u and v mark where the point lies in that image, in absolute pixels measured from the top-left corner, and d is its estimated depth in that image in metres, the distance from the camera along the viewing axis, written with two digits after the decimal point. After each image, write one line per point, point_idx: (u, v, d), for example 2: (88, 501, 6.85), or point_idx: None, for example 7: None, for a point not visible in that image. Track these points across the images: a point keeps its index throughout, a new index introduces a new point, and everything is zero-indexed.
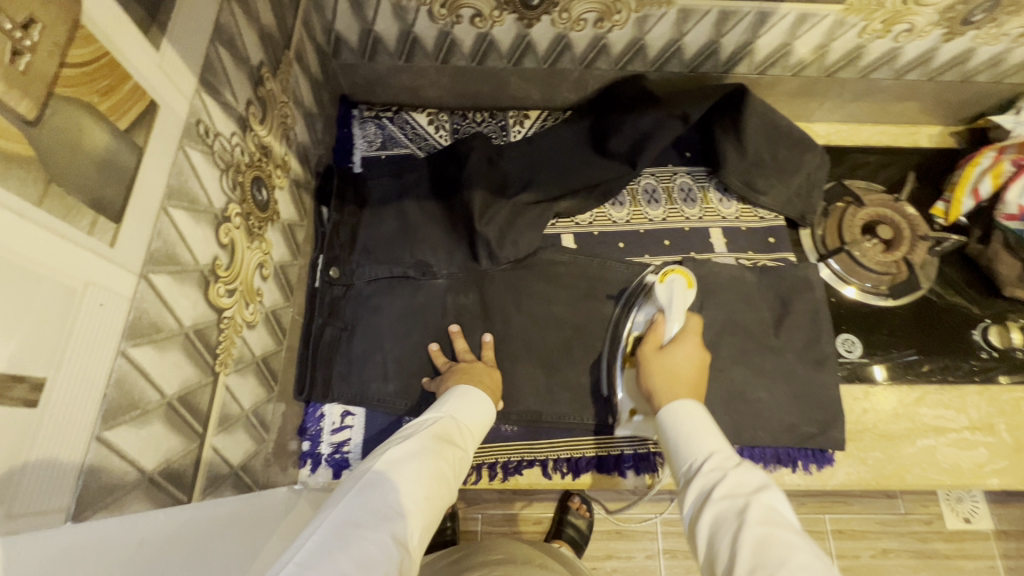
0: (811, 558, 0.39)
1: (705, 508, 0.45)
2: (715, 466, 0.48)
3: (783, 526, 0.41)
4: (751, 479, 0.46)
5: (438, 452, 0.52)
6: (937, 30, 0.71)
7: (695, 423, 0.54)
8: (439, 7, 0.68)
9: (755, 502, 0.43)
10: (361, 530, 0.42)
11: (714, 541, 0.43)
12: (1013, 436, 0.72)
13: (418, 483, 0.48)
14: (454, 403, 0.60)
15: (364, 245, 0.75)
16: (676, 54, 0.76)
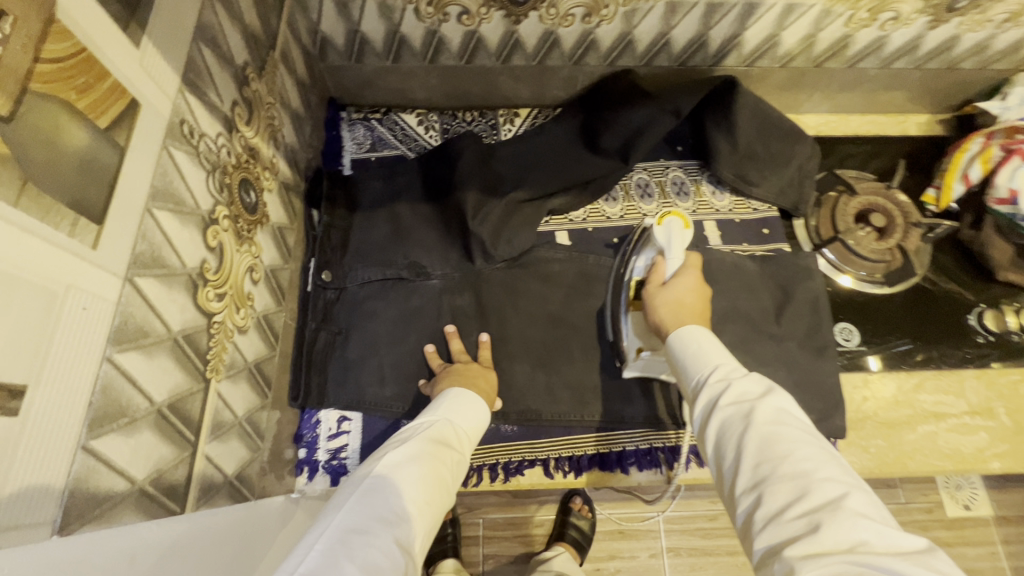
0: (816, 453, 0.40)
1: (713, 417, 0.46)
2: (721, 378, 0.49)
3: (790, 427, 0.42)
4: (756, 386, 0.47)
5: (436, 456, 0.52)
6: (922, 18, 0.71)
7: (703, 346, 0.55)
8: (426, 5, 0.67)
9: (761, 405, 0.44)
10: (366, 537, 0.40)
11: (722, 443, 0.44)
12: (1012, 419, 0.72)
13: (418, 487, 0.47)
14: (449, 406, 0.59)
15: (356, 248, 0.74)
16: (665, 48, 0.76)
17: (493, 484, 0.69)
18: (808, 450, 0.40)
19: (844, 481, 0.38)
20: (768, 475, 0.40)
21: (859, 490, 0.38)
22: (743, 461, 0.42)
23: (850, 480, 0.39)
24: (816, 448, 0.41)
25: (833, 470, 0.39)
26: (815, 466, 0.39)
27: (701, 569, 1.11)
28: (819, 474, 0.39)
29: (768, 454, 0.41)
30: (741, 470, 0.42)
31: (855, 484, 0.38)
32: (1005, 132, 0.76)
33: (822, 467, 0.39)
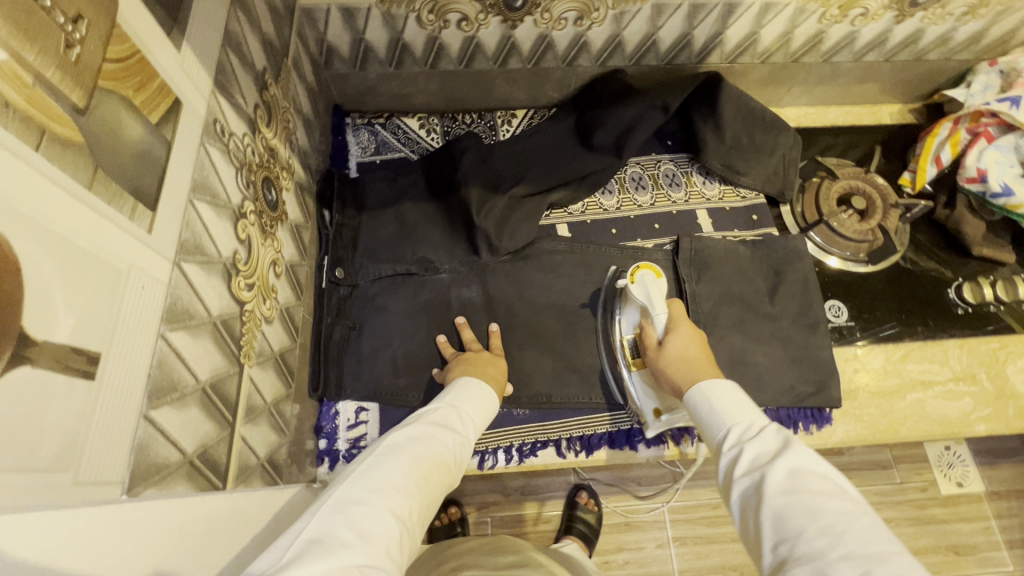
0: (836, 524, 0.39)
1: (731, 489, 0.46)
2: (735, 444, 0.49)
3: (805, 493, 0.42)
4: (772, 446, 0.47)
5: (436, 439, 0.55)
6: (889, 13, 0.77)
7: (719, 403, 0.54)
8: (428, 13, 0.71)
9: (774, 471, 0.44)
10: (364, 506, 0.44)
11: (745, 521, 0.44)
12: (994, 383, 0.77)
13: (416, 462, 0.51)
14: (457, 394, 0.63)
15: (367, 246, 0.77)
16: (652, 48, 0.80)
17: (508, 466, 0.71)
18: (828, 522, 0.39)
19: (867, 554, 0.37)
20: (790, 556, 0.39)
21: (885, 565, 0.36)
22: (765, 538, 0.41)
23: (873, 552, 0.37)
24: (837, 511, 0.40)
25: (852, 540, 0.38)
26: (832, 541, 0.38)
27: (708, 556, 1.13)
28: (835, 551, 0.37)
29: (784, 531, 0.40)
30: (764, 549, 0.41)
31: (882, 557, 0.37)
32: (970, 117, 0.82)
33: (840, 541, 0.38)
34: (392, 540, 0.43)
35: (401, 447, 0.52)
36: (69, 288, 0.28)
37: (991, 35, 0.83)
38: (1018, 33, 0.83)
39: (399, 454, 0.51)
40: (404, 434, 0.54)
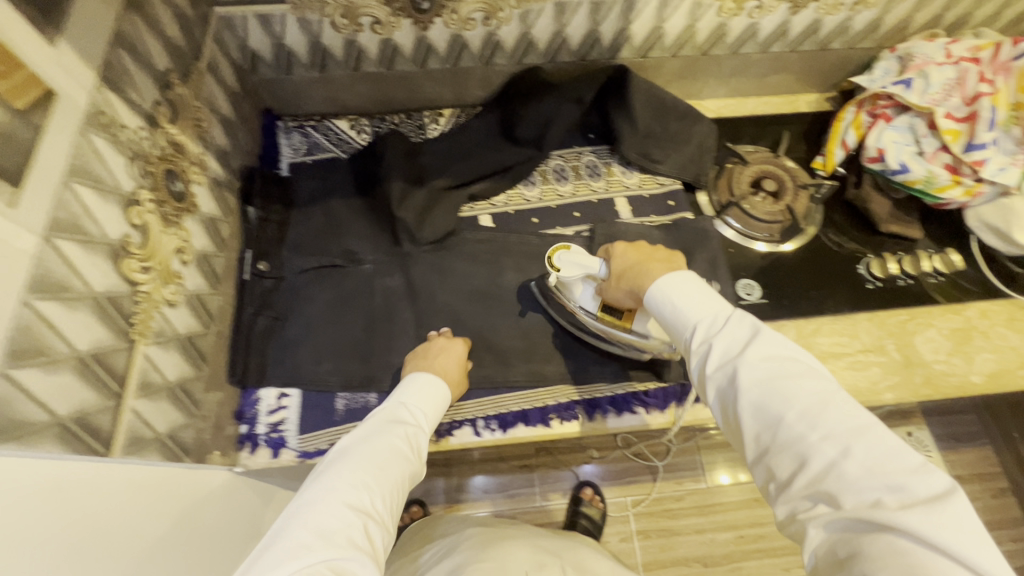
0: (811, 404, 0.43)
1: (709, 387, 0.49)
2: (703, 338, 0.50)
3: (779, 379, 0.44)
4: (743, 337, 0.48)
5: (394, 428, 0.59)
6: (782, 4, 0.81)
7: (688, 296, 0.53)
8: (340, 17, 0.75)
9: (746, 366, 0.46)
10: (332, 509, 0.48)
11: (725, 411, 0.48)
12: (902, 353, 0.80)
13: (375, 452, 0.55)
14: (404, 391, 0.65)
15: (294, 240, 0.80)
16: (563, 45, 0.84)
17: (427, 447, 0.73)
18: (804, 407, 0.43)
19: (840, 435, 0.41)
20: (771, 445, 0.44)
21: (859, 435, 0.40)
22: (748, 434, 0.45)
23: (846, 429, 0.41)
24: (811, 394, 0.43)
25: (828, 424, 0.41)
26: (810, 424, 0.42)
27: None
28: (813, 434, 0.41)
29: (766, 419, 0.44)
30: (747, 440, 0.45)
31: (854, 433, 0.41)
32: (871, 100, 0.86)
33: (818, 423, 0.42)
34: (358, 529, 0.48)
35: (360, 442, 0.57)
36: None
37: (887, 24, 0.88)
38: (912, 21, 0.88)
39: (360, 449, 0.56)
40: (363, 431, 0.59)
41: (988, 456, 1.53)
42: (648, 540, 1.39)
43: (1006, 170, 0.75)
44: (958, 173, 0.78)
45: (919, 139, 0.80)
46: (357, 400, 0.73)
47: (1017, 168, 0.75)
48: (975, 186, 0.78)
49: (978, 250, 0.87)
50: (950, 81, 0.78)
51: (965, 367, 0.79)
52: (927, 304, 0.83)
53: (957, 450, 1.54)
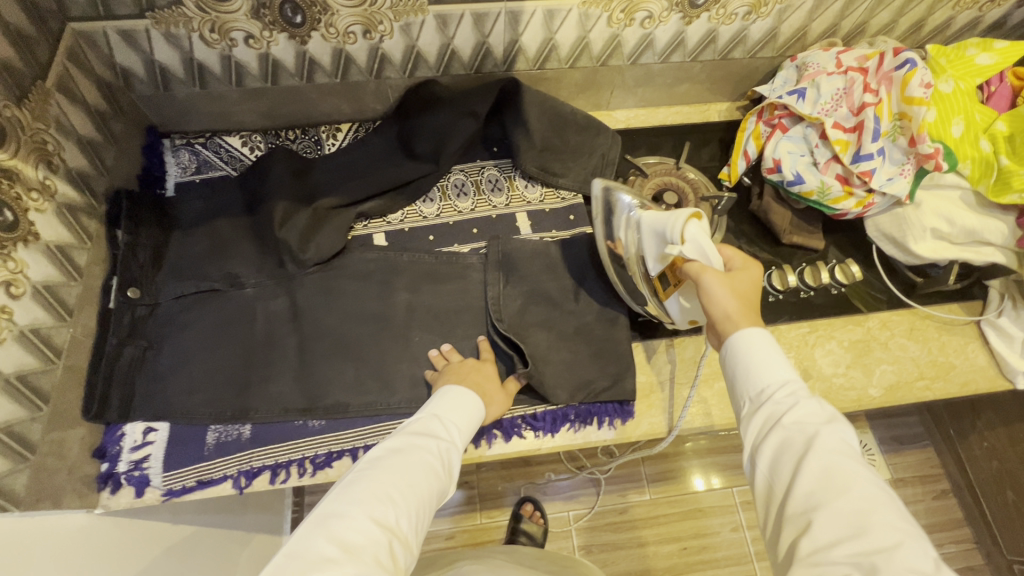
0: (877, 494, 0.45)
1: (773, 431, 0.51)
2: (789, 394, 0.52)
3: (849, 459, 0.47)
4: (823, 411, 0.51)
5: (427, 449, 0.58)
6: (674, 15, 0.80)
7: (768, 352, 0.55)
8: (209, 31, 0.72)
9: (824, 432, 0.49)
10: (349, 521, 0.48)
11: (780, 460, 0.49)
12: (801, 367, 0.79)
13: (403, 472, 0.54)
14: (439, 403, 0.65)
15: (171, 264, 0.77)
16: (454, 57, 0.82)
17: (304, 481, 0.70)
18: (870, 492, 0.45)
19: (900, 528, 0.43)
20: (823, 505, 0.45)
21: (919, 540, 0.42)
22: (798, 485, 0.47)
23: (909, 528, 0.43)
24: (875, 489, 0.45)
25: (887, 512, 0.44)
26: (874, 508, 0.44)
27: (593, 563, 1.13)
28: (876, 517, 0.43)
29: (829, 484, 0.46)
30: (794, 491, 0.47)
31: (910, 532, 0.43)
32: (769, 110, 0.85)
33: (880, 511, 0.44)
34: (381, 550, 0.47)
35: (389, 456, 0.56)
36: None
37: (785, 32, 0.87)
38: (810, 30, 0.87)
39: (387, 464, 0.54)
40: (394, 445, 0.58)
41: (931, 457, 1.54)
42: (591, 556, 1.38)
43: (893, 181, 0.75)
44: (849, 184, 0.78)
45: (813, 149, 0.80)
46: (228, 433, 0.70)
47: (904, 178, 0.75)
48: (866, 197, 0.78)
49: (878, 258, 0.86)
50: (838, 91, 0.78)
51: (863, 380, 0.78)
52: (829, 315, 0.82)
53: (900, 452, 1.55)
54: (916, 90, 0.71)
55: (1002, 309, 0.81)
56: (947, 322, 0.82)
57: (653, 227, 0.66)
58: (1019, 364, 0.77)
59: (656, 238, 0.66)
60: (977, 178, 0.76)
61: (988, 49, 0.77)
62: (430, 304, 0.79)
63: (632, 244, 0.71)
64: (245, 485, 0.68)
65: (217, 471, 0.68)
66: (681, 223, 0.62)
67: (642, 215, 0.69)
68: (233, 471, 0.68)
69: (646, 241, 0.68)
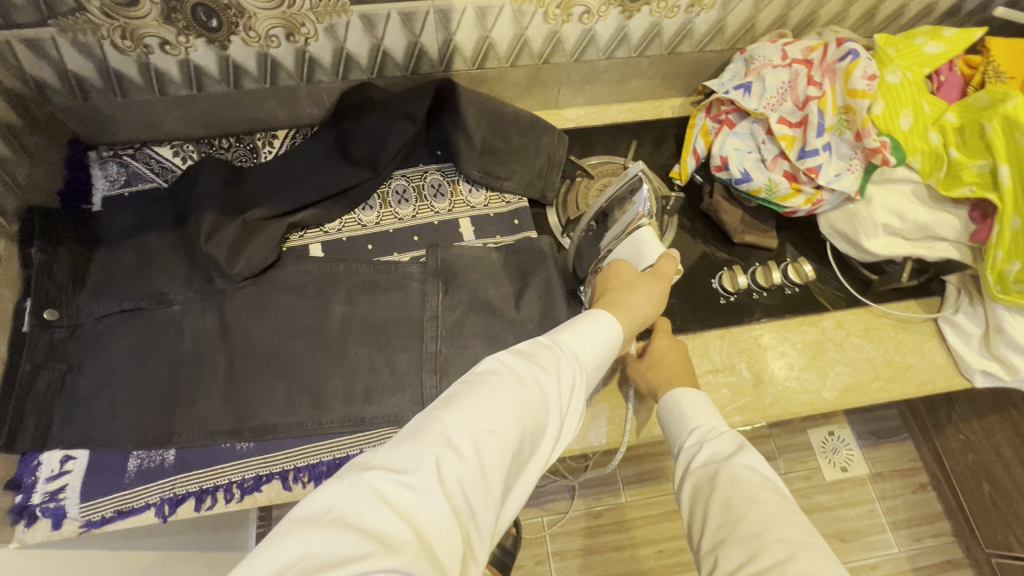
0: (773, 514, 0.50)
1: (688, 479, 0.58)
2: (696, 440, 0.60)
3: (750, 484, 0.53)
4: (728, 445, 0.57)
5: (524, 382, 0.51)
6: (612, 9, 0.77)
7: (691, 402, 0.64)
8: (120, 38, 0.69)
9: (724, 467, 0.55)
10: (409, 474, 0.42)
11: (694, 501, 0.55)
12: (753, 372, 0.76)
13: (485, 410, 0.47)
14: (560, 334, 0.58)
15: (94, 283, 0.73)
16: (387, 59, 0.79)
17: (230, 507, 0.66)
18: (765, 512, 0.50)
19: (794, 541, 0.47)
20: (725, 537, 0.50)
21: (808, 549, 0.46)
22: (708, 525, 0.52)
23: (804, 541, 0.47)
24: (773, 509, 0.50)
25: (785, 530, 0.48)
26: (769, 526, 0.49)
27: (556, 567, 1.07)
28: (769, 535, 0.48)
29: (730, 514, 0.51)
30: (706, 528, 0.52)
31: (805, 543, 0.47)
32: (717, 105, 0.82)
33: (776, 528, 0.48)
34: (445, 517, 0.41)
35: (471, 389, 0.49)
36: None
37: (732, 24, 0.84)
38: (758, 21, 0.84)
39: (467, 400, 0.48)
40: (480, 374, 0.52)
41: (909, 450, 1.53)
42: (566, 562, 1.35)
43: (841, 176, 0.73)
44: (797, 181, 0.76)
45: (759, 146, 0.77)
46: (151, 459, 0.67)
47: (852, 174, 0.72)
48: (815, 194, 0.75)
49: (833, 256, 0.84)
50: (784, 85, 0.75)
51: (817, 384, 0.75)
52: (782, 316, 0.80)
53: (878, 446, 1.53)
54: (859, 82, 0.69)
55: (959, 305, 0.78)
56: (904, 320, 0.80)
57: (641, 242, 0.69)
58: (975, 363, 0.75)
59: (630, 249, 0.70)
60: (927, 170, 0.73)
61: (937, 38, 0.75)
62: (367, 316, 0.76)
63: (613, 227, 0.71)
64: (169, 513, 0.65)
65: (139, 500, 0.65)
66: (661, 259, 0.67)
67: (646, 225, 0.68)
68: (156, 499, 0.65)
69: (623, 243, 0.70)
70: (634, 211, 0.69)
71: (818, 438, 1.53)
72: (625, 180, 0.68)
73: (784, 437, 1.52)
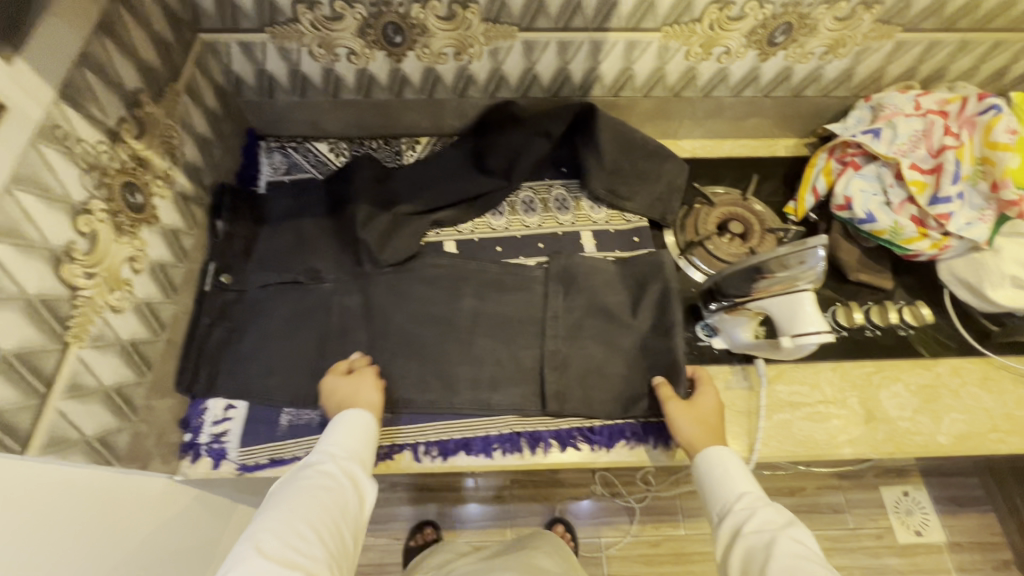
0: None
1: (740, 542, 0.59)
2: (745, 505, 0.62)
3: (806, 558, 0.55)
4: (777, 517, 0.61)
5: (298, 480, 0.61)
6: (751, 51, 0.83)
7: (731, 464, 0.66)
8: (317, 47, 0.79)
9: (780, 537, 0.58)
10: (247, 560, 0.52)
11: (748, 565, 0.58)
12: (865, 407, 0.77)
13: (296, 502, 0.58)
14: (330, 434, 0.66)
15: (260, 255, 0.82)
16: (535, 81, 0.87)
17: None
18: None
19: None
20: None
21: None
22: None
23: None
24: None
25: None
26: None
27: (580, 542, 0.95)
28: None
29: None
30: None
31: None
32: (841, 148, 0.85)
33: None
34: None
35: (280, 490, 0.60)
36: None
37: (861, 73, 0.88)
38: (887, 71, 0.88)
39: (279, 499, 0.58)
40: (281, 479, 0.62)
41: (991, 523, 1.45)
42: None
43: (972, 225, 0.74)
44: (924, 226, 0.78)
45: (886, 189, 0.80)
46: (301, 417, 0.74)
47: (983, 224, 0.74)
48: (942, 239, 0.77)
49: (951, 304, 0.84)
50: (917, 133, 0.78)
51: (931, 427, 0.76)
52: (895, 356, 0.81)
53: (957, 514, 1.46)
54: (1001, 135, 0.72)
55: None
56: None
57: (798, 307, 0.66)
58: None
59: (784, 308, 0.68)
60: None
61: None
62: (495, 312, 0.82)
63: (769, 279, 0.68)
64: None
65: (288, 453, 0.72)
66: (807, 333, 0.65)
67: (806, 290, 0.66)
68: (302, 454, 0.72)
69: (777, 300, 0.68)
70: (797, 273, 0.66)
71: (891, 497, 1.47)
72: (798, 246, 0.63)
73: (854, 490, 1.48)
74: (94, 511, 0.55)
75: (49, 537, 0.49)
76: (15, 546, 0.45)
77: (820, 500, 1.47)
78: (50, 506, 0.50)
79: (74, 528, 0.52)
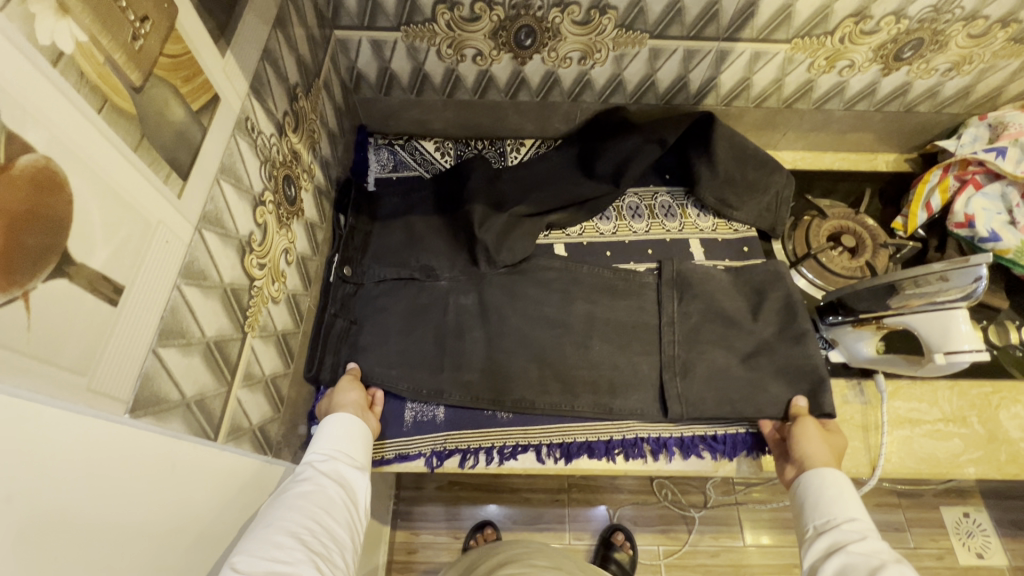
0: None
1: (840, 556, 0.54)
2: (855, 528, 0.57)
3: None
4: (890, 551, 0.54)
5: (279, 491, 0.54)
6: (874, 66, 0.83)
7: (850, 491, 0.62)
8: (446, 47, 0.80)
9: (887, 562, 0.51)
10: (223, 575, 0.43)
11: None
12: (985, 427, 0.76)
13: (278, 509, 0.51)
14: (317, 444, 0.62)
15: (375, 251, 0.84)
16: (652, 87, 0.87)
17: (488, 467, 0.75)
18: None
19: None
20: None
21: None
22: None
23: None
24: None
25: None
26: None
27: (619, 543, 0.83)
28: None
29: None
30: None
31: None
32: (959, 165, 0.85)
33: None
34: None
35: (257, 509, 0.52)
36: (121, 237, 0.36)
37: (979, 91, 0.87)
38: (1006, 90, 0.87)
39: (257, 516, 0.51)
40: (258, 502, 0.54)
41: None
42: None
43: None
44: None
45: (1010, 208, 0.81)
46: (425, 413, 0.75)
47: None
48: None
49: None
50: None
51: None
52: (1015, 377, 0.80)
53: (1018, 538, 1.44)
54: None
55: None
56: None
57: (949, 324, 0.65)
58: None
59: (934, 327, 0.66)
60: None
61: None
62: (608, 316, 0.81)
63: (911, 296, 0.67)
64: (436, 465, 0.74)
65: (414, 448, 0.73)
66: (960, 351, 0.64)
67: (959, 308, 0.65)
68: (428, 450, 0.73)
69: (924, 317, 0.67)
70: (946, 289, 0.65)
71: (952, 518, 1.46)
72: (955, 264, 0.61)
73: (914, 509, 1.47)
74: (239, 497, 0.51)
75: (194, 528, 0.43)
76: (164, 537, 0.39)
77: (880, 517, 1.45)
78: (197, 494, 0.44)
79: (228, 513, 0.48)
